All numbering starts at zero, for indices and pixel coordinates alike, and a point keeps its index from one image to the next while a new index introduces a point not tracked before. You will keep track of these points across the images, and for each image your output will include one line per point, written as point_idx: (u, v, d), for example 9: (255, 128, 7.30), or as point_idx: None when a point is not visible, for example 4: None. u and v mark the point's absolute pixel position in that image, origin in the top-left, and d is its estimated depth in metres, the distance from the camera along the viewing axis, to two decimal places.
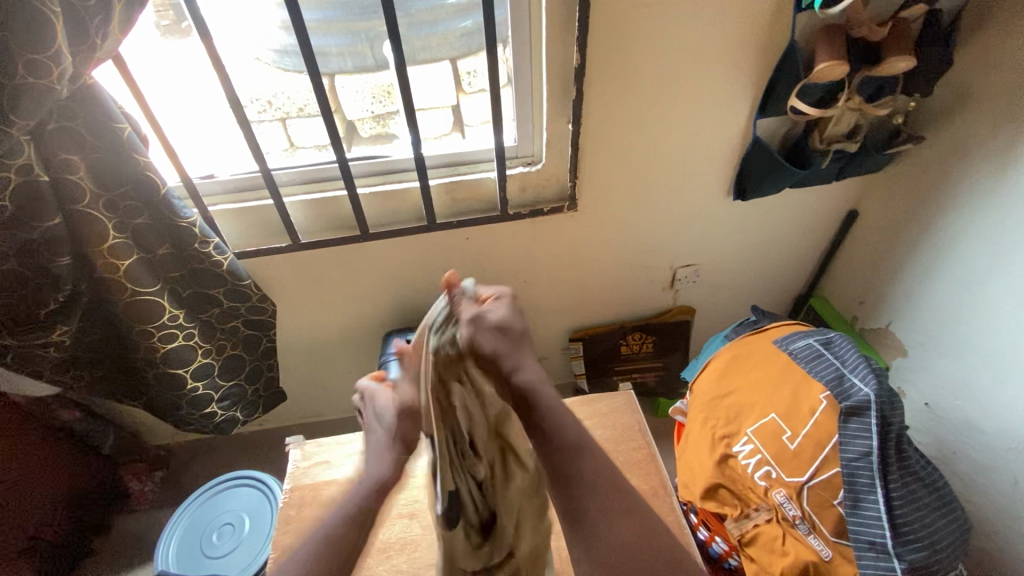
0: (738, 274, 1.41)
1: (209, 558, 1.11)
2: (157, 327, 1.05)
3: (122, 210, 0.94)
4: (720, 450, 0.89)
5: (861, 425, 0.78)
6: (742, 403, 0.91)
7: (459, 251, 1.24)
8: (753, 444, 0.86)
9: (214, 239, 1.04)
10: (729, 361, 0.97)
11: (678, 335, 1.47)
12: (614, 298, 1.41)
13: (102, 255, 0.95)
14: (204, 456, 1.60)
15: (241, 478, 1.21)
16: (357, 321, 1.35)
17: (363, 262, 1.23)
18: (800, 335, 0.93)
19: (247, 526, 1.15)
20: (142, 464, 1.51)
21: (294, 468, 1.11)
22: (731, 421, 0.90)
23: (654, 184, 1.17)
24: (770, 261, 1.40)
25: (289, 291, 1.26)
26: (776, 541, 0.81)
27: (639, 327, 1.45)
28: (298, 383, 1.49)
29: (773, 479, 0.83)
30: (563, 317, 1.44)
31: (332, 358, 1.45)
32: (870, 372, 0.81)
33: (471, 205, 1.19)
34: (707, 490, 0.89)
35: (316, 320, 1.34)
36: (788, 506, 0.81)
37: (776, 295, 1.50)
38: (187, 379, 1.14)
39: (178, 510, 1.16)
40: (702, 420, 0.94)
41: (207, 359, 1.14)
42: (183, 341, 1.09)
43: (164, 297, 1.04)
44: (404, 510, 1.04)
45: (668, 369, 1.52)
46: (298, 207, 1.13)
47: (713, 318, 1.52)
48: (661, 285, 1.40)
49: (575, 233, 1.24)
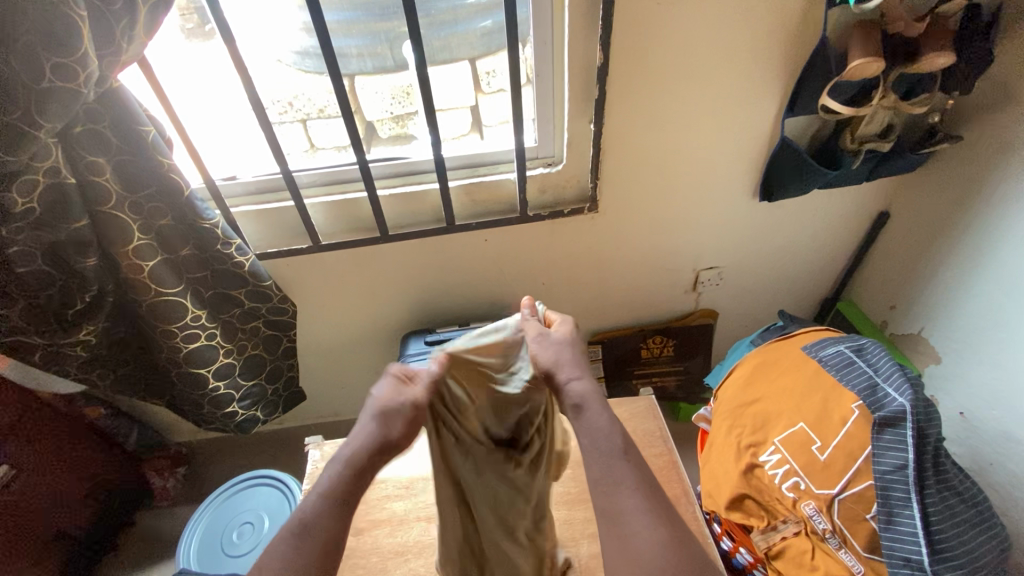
0: (762, 276, 1.38)
1: (230, 557, 1.12)
2: (180, 327, 1.06)
3: (146, 212, 0.95)
4: (746, 460, 0.86)
5: (895, 436, 0.75)
6: (769, 411, 0.88)
7: (478, 253, 1.23)
8: (780, 453, 0.83)
9: (236, 240, 1.05)
10: (755, 367, 0.95)
11: (699, 339, 1.44)
12: (634, 300, 1.39)
13: (127, 257, 0.95)
14: (224, 453, 1.62)
15: (261, 477, 1.22)
16: (375, 322, 1.35)
17: (382, 263, 1.23)
18: (831, 341, 0.90)
19: (266, 525, 1.16)
20: (166, 460, 1.52)
21: (313, 468, 1.11)
22: (757, 430, 0.88)
23: (677, 186, 1.15)
24: (795, 264, 1.36)
25: (308, 292, 1.27)
26: (806, 555, 0.79)
27: (659, 331, 1.43)
28: (317, 382, 1.50)
29: (802, 491, 0.80)
30: (581, 320, 1.42)
31: (350, 358, 1.45)
32: (905, 382, 0.78)
33: (490, 207, 1.18)
34: (732, 500, 0.87)
35: (335, 321, 1.35)
36: (818, 520, 0.78)
37: (802, 298, 1.46)
38: (209, 379, 1.15)
39: (199, 508, 1.17)
40: (726, 427, 0.92)
41: (228, 359, 1.16)
42: (205, 341, 1.10)
43: (187, 298, 1.05)
44: (421, 513, 1.04)
45: (689, 373, 1.49)
46: (318, 208, 1.13)
47: (736, 322, 1.49)
48: (682, 288, 1.38)
49: (595, 235, 1.22)
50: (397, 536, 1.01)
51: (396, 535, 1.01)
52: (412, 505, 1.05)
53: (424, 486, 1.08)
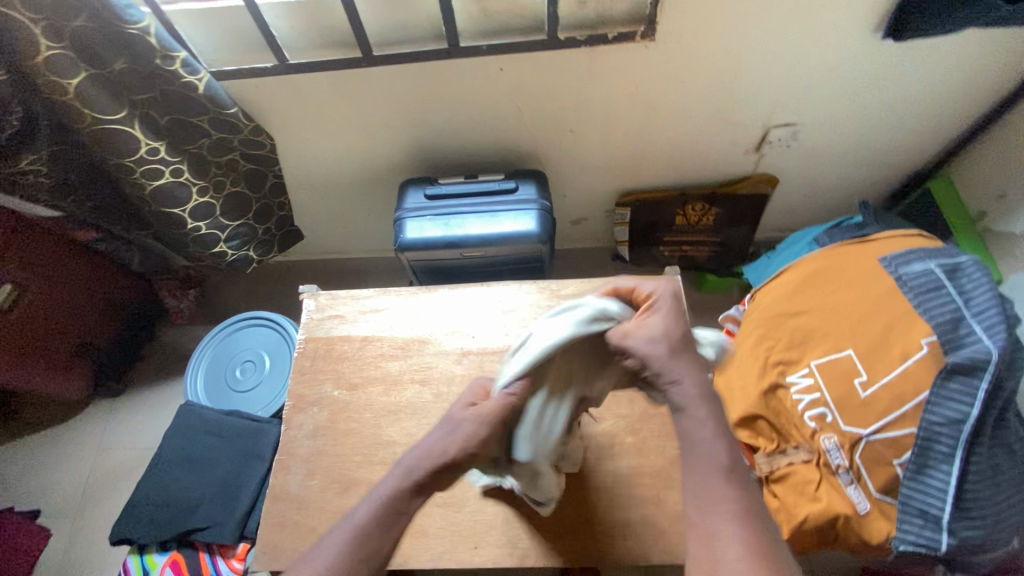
0: (846, 138, 1.11)
1: (235, 391, 1.15)
2: (136, 162, 0.92)
3: (49, 8, 0.72)
4: (771, 378, 0.75)
5: (963, 386, 0.62)
6: (813, 328, 0.75)
7: (491, 88, 0.97)
8: (813, 378, 0.72)
9: (180, 52, 0.83)
10: (811, 273, 0.79)
11: (750, 209, 1.25)
12: (680, 159, 1.16)
13: (41, 71, 0.77)
14: (231, 281, 1.61)
15: (263, 319, 1.21)
16: (371, 165, 1.17)
17: (368, 91, 0.97)
18: (919, 255, 0.72)
19: (267, 365, 1.17)
20: (176, 282, 1.47)
21: (308, 319, 1.10)
22: (793, 346, 0.75)
23: (769, 10, 0.84)
24: (889, 128, 1.09)
25: (288, 124, 1.06)
26: (810, 485, 0.70)
27: (703, 198, 1.23)
28: (314, 222, 1.37)
29: (826, 423, 0.71)
30: (613, 177, 1.20)
31: (346, 200, 1.29)
32: (1001, 320, 0.62)
33: (509, 22, 0.89)
34: (744, 418, 0.76)
35: (325, 158, 1.16)
36: (835, 454, 0.69)
37: (885, 169, 1.20)
38: (186, 220, 1.05)
39: (199, 346, 1.18)
40: (756, 337, 0.79)
41: (204, 199, 1.04)
42: (171, 179, 0.97)
43: (136, 127, 0.88)
44: (416, 375, 1.02)
45: (726, 246, 1.34)
46: (279, 10, 0.86)
47: (796, 194, 1.26)
48: (744, 147, 1.13)
49: (643, 71, 0.94)
50: (391, 395, 1.00)
51: (391, 394, 1.00)
52: (408, 365, 1.03)
53: (420, 349, 1.04)
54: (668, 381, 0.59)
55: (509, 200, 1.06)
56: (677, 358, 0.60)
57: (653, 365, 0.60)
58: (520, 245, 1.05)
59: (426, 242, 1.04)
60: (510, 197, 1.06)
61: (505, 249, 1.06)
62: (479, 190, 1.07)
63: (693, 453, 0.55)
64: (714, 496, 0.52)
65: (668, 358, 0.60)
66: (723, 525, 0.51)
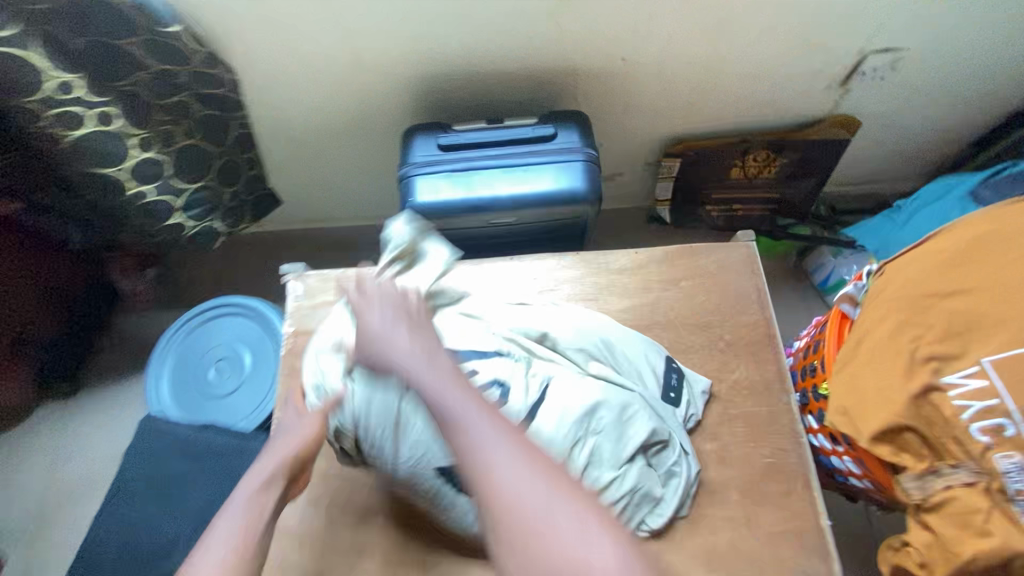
0: (948, 67, 0.91)
1: (211, 396, 0.94)
2: (47, 101, 0.71)
3: None
4: (920, 379, 0.57)
5: None
6: (979, 312, 0.56)
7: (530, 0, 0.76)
8: (986, 380, 0.54)
9: None
10: (972, 239, 0.59)
11: (822, 157, 1.05)
12: (747, 97, 0.95)
13: None
14: (198, 258, 1.35)
15: (238, 305, 0.99)
16: (361, 110, 0.92)
17: (370, 4, 0.75)
18: None
19: (248, 362, 0.96)
20: (131, 257, 1.21)
21: (295, 306, 0.88)
22: (950, 337, 0.57)
23: None
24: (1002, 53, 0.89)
25: (263, 52, 0.82)
26: (973, 516, 0.53)
27: (769, 143, 1.03)
28: (295, 186, 1.13)
29: (1002, 437, 0.53)
30: (663, 122, 1.00)
31: (335, 156, 1.06)
32: None
33: None
34: (884, 430, 0.58)
35: (307, 100, 0.92)
36: (1015, 478, 0.52)
37: (978, 106, 1.02)
38: (126, 183, 0.83)
39: (162, 344, 0.97)
40: (894, 324, 0.61)
41: (148, 154, 0.81)
42: (98, 126, 0.76)
43: (41, 53, 0.68)
44: None
45: (784, 203, 1.15)
46: None
47: (871, 140, 1.07)
48: (826, 81, 0.92)
49: None
50: None
51: None
52: None
53: None
54: (410, 369, 0.50)
55: (546, 151, 0.83)
56: (437, 360, 0.50)
57: (399, 363, 0.51)
58: (562, 208, 0.83)
59: (442, 206, 0.82)
60: (547, 146, 0.84)
61: (542, 213, 0.84)
62: (506, 137, 0.84)
63: (479, 455, 0.43)
64: (549, 518, 0.39)
65: (407, 331, 0.52)
66: (563, 518, 0.39)
